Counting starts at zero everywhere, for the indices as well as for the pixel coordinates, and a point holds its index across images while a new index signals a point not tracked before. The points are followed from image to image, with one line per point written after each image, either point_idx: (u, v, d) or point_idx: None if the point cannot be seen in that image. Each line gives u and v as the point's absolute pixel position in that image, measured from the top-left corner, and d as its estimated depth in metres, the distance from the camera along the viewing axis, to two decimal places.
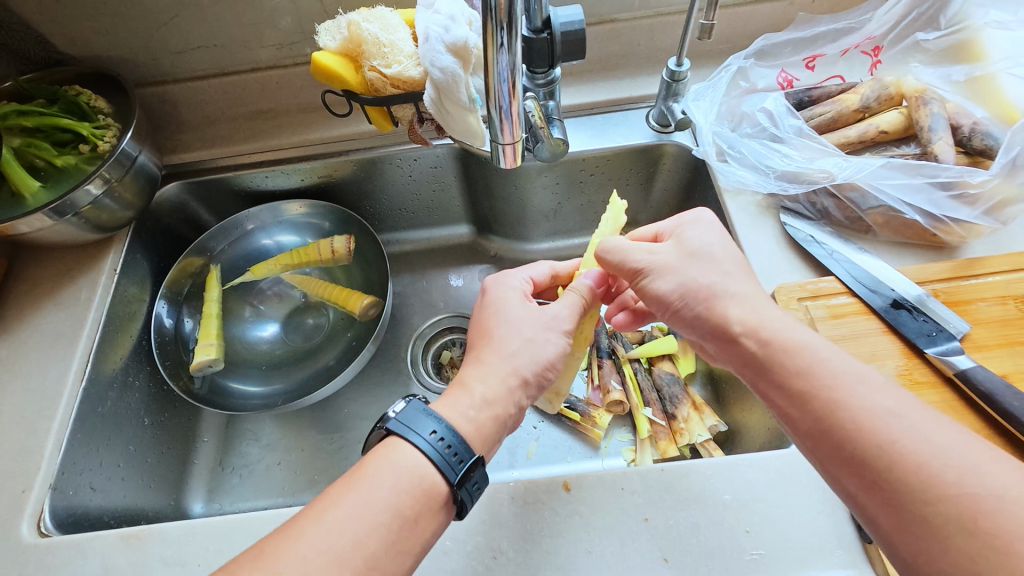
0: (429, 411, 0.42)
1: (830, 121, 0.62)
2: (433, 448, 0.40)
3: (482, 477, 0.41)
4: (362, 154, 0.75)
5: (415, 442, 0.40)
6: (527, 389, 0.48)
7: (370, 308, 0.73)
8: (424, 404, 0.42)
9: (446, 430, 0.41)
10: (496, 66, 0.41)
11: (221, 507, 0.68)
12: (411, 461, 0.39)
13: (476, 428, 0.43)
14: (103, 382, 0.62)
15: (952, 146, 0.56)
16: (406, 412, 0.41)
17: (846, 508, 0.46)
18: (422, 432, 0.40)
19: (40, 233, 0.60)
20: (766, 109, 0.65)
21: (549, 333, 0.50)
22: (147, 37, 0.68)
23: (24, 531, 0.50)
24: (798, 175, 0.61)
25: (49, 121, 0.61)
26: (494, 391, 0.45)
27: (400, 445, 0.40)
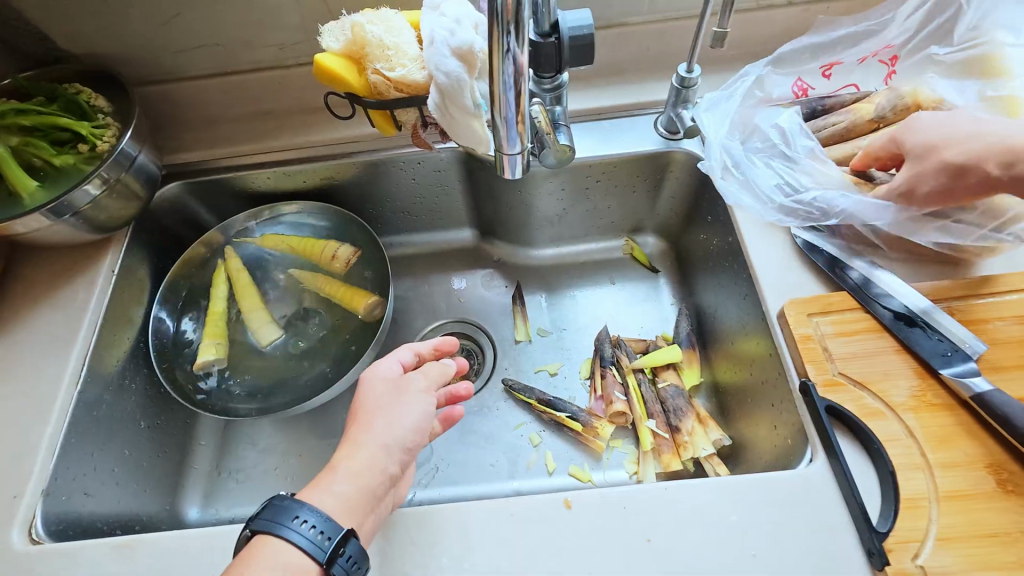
0: (297, 500, 0.41)
1: (841, 132, 0.61)
2: (308, 539, 0.39)
3: (361, 554, 0.41)
4: (365, 156, 0.74)
5: (289, 537, 0.39)
6: (398, 458, 0.46)
7: (375, 308, 0.72)
8: (287, 494, 0.41)
9: (318, 515, 0.40)
10: (502, 75, 0.39)
11: (217, 512, 0.67)
12: (288, 559, 0.39)
13: (344, 505, 0.42)
14: (98, 385, 0.61)
15: None
16: (278, 505, 0.41)
17: (855, 534, 0.44)
18: (294, 524, 0.40)
19: (37, 234, 0.59)
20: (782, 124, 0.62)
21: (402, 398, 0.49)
22: (149, 37, 0.67)
23: (15, 538, 0.50)
24: (795, 211, 0.59)
25: (47, 120, 0.60)
26: (358, 473, 0.44)
27: (273, 545, 0.39)
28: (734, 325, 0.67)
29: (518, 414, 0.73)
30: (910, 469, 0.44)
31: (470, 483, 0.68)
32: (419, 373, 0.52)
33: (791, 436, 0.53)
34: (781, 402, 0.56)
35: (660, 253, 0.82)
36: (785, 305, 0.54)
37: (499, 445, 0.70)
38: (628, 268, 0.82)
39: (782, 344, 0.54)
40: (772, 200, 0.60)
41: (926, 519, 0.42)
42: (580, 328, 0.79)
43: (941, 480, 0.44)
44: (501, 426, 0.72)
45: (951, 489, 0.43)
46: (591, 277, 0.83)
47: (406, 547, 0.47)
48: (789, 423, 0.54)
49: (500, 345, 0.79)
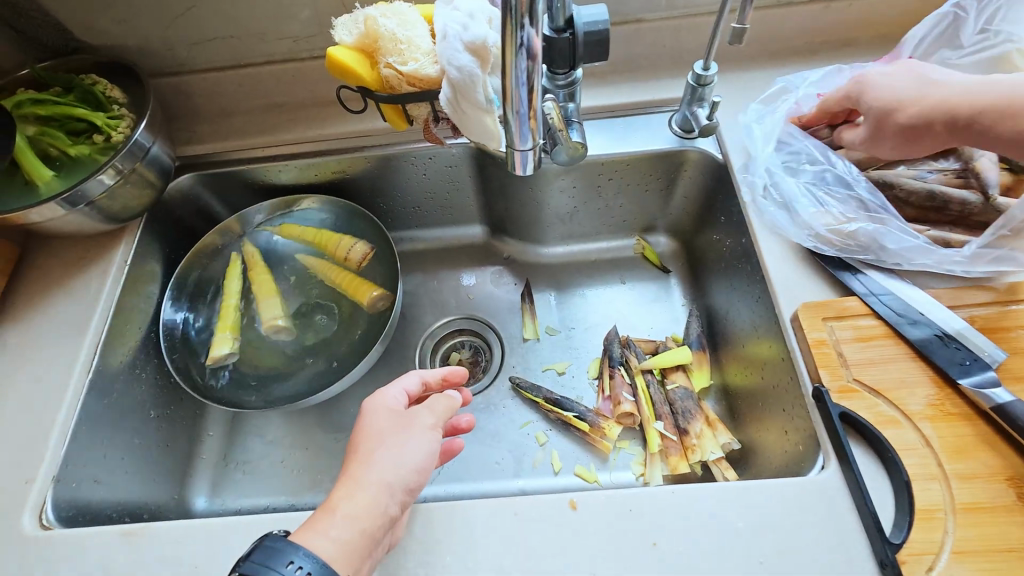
0: (289, 542, 0.38)
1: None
2: None
3: None
4: (376, 151, 0.73)
5: None
6: (401, 497, 0.43)
7: (379, 301, 0.72)
8: (280, 535, 0.39)
9: (312, 560, 0.37)
10: (515, 71, 0.39)
11: (223, 502, 0.67)
12: None
13: (341, 549, 0.40)
14: (109, 374, 0.62)
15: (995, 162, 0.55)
16: (270, 547, 0.38)
17: (867, 544, 0.43)
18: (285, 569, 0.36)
19: (52, 223, 0.60)
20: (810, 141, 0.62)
21: (406, 436, 0.46)
22: (165, 29, 0.67)
23: (26, 523, 0.51)
24: (833, 240, 0.56)
25: (63, 110, 0.60)
26: (357, 511, 0.41)
27: None
28: (746, 328, 0.66)
29: (524, 412, 0.72)
30: (925, 480, 0.43)
31: (475, 481, 0.68)
32: (427, 407, 0.49)
33: (802, 442, 0.52)
34: (792, 406, 0.55)
35: (672, 253, 0.81)
36: (799, 309, 0.53)
37: (505, 443, 0.70)
38: (639, 268, 0.82)
39: (795, 348, 0.53)
40: (811, 228, 0.57)
41: (942, 532, 0.41)
42: (589, 327, 0.78)
43: (957, 491, 0.43)
44: (507, 423, 0.72)
45: (968, 502, 0.42)
46: (601, 276, 0.82)
47: (409, 545, 0.47)
48: (801, 428, 0.53)
49: (508, 342, 0.79)
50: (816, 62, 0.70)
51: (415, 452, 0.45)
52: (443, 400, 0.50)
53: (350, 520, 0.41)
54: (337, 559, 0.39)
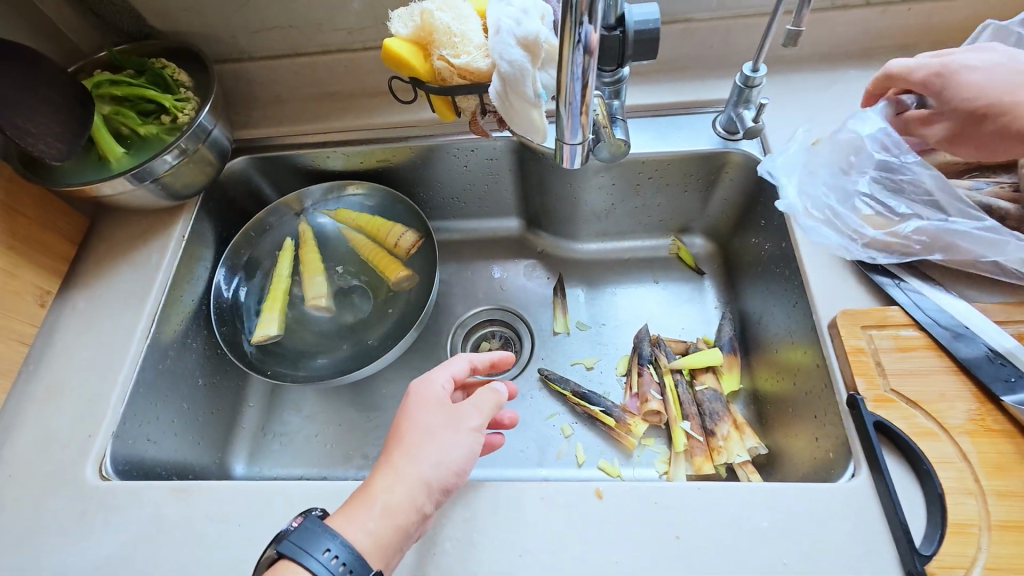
0: (328, 526, 0.42)
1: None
2: (327, 570, 0.40)
3: None
4: (421, 141, 0.75)
5: (310, 565, 0.40)
6: (435, 494, 0.45)
7: (403, 281, 0.75)
8: (320, 518, 0.42)
9: (346, 549, 0.41)
10: (570, 66, 0.40)
11: (261, 470, 0.71)
12: None
13: (376, 541, 0.42)
14: (164, 341, 0.66)
15: None
16: (309, 531, 0.41)
17: (896, 554, 0.43)
18: (319, 553, 0.40)
19: (121, 196, 0.64)
20: (881, 131, 0.57)
21: (450, 435, 0.47)
22: (231, 17, 0.71)
23: (87, 473, 0.55)
24: (889, 244, 0.55)
25: (136, 91, 0.64)
26: (394, 503, 0.44)
27: (294, 569, 0.40)
28: (780, 334, 0.65)
29: (552, 404, 0.74)
30: (960, 494, 0.43)
31: (500, 467, 0.69)
32: (474, 406, 0.50)
33: (832, 450, 0.52)
34: (824, 414, 0.54)
35: (707, 255, 0.81)
36: (837, 315, 0.52)
37: (531, 433, 0.72)
38: (673, 269, 0.82)
39: (831, 354, 0.52)
40: (862, 234, 0.56)
41: (975, 547, 0.41)
42: (620, 324, 0.79)
43: (994, 507, 0.42)
44: (534, 414, 0.73)
45: (1005, 519, 0.42)
46: (633, 275, 0.82)
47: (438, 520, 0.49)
48: (831, 436, 0.52)
49: (538, 335, 0.80)
50: (869, 69, 0.69)
51: (455, 455, 0.46)
52: (487, 398, 0.51)
53: (383, 515, 0.43)
54: (371, 548, 0.42)
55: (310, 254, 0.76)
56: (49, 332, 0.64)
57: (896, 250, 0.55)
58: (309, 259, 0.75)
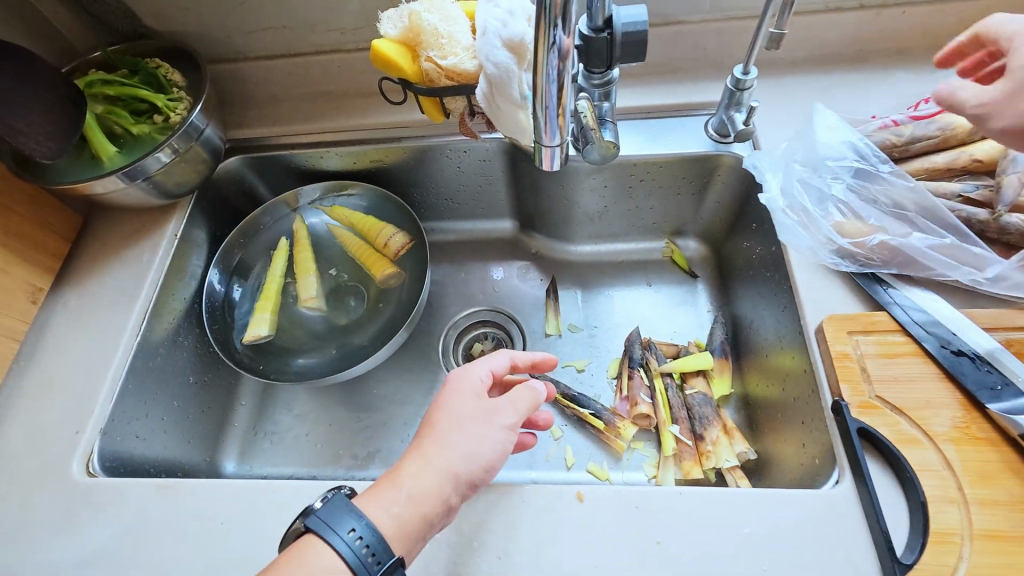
0: (353, 507, 0.42)
1: (935, 146, 0.59)
2: (349, 549, 0.40)
3: None
4: (414, 142, 0.76)
5: (333, 543, 0.40)
6: (460, 487, 0.45)
7: (391, 279, 0.75)
8: (347, 498, 0.42)
9: (370, 531, 0.41)
10: (545, 67, 0.40)
11: (251, 469, 0.71)
12: (327, 563, 0.39)
13: (399, 527, 0.42)
14: (155, 339, 0.66)
15: None
16: (335, 509, 0.41)
17: (878, 563, 0.42)
18: (343, 532, 0.40)
19: (114, 195, 0.64)
20: (847, 141, 0.61)
21: (486, 430, 0.47)
22: (225, 17, 0.71)
23: (74, 469, 0.56)
24: (856, 253, 0.55)
25: (129, 91, 0.65)
26: (420, 491, 0.43)
27: (318, 545, 0.40)
28: (771, 338, 0.65)
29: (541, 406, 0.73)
30: (943, 503, 0.42)
31: None
32: (510, 403, 0.49)
33: (818, 456, 0.51)
34: (811, 420, 0.54)
35: (700, 258, 0.81)
36: (824, 320, 0.52)
37: None
38: (666, 272, 0.81)
39: (817, 359, 0.52)
40: (836, 240, 0.56)
41: (957, 556, 0.41)
42: (612, 327, 0.78)
43: (977, 517, 0.42)
44: None
45: (987, 528, 0.41)
46: (626, 277, 0.82)
47: None
48: (818, 442, 0.52)
49: (530, 336, 0.80)
50: (863, 71, 0.69)
51: (491, 447, 0.46)
52: (525, 394, 0.51)
53: (408, 500, 0.43)
54: (393, 534, 0.42)
55: (303, 254, 0.76)
56: (41, 329, 0.65)
57: (861, 260, 0.55)
58: (302, 259, 0.76)
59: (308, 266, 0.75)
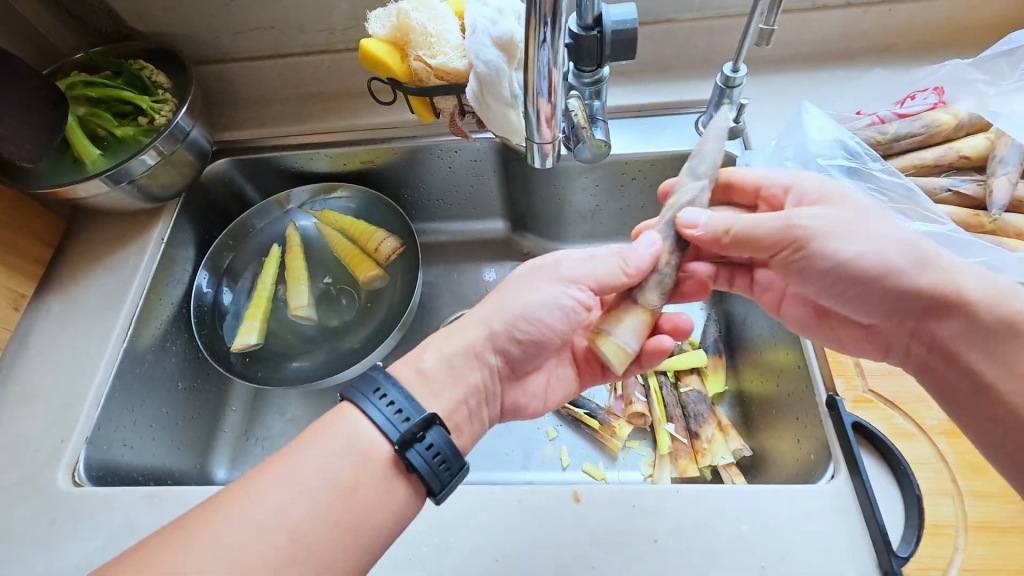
0: (383, 376, 0.44)
1: (920, 143, 0.59)
2: (384, 416, 0.41)
3: (447, 450, 0.41)
4: (404, 142, 0.75)
5: (367, 410, 0.42)
6: (496, 341, 0.49)
7: (375, 279, 0.74)
8: (379, 370, 0.44)
9: (400, 398, 0.42)
10: (536, 63, 0.40)
11: (242, 475, 0.70)
12: (363, 430, 0.41)
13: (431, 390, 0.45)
14: (143, 344, 0.65)
15: (1015, 182, 0.53)
16: (365, 378, 0.43)
17: (875, 556, 0.42)
18: (374, 400, 0.42)
19: (97, 199, 0.63)
20: (837, 140, 0.60)
21: (541, 284, 0.51)
22: (211, 18, 0.70)
23: (60, 478, 0.54)
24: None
25: (112, 93, 0.64)
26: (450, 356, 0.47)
27: (352, 414, 0.42)
28: (765, 335, 0.65)
29: None
30: (937, 495, 0.43)
31: (483, 471, 0.68)
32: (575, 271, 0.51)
33: (813, 451, 0.52)
34: (806, 415, 0.54)
35: None
36: (817, 317, 0.52)
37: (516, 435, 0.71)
38: None
39: (812, 355, 0.52)
40: None
41: (951, 548, 0.41)
42: None
43: (971, 508, 0.42)
44: None
45: (981, 520, 0.42)
46: None
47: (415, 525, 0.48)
48: (813, 437, 0.52)
49: None
50: (852, 69, 0.69)
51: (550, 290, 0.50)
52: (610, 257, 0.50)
53: (446, 373, 0.46)
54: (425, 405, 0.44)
55: (295, 260, 0.75)
56: (23, 337, 0.63)
57: None
58: (293, 267, 0.75)
59: (299, 273, 0.74)
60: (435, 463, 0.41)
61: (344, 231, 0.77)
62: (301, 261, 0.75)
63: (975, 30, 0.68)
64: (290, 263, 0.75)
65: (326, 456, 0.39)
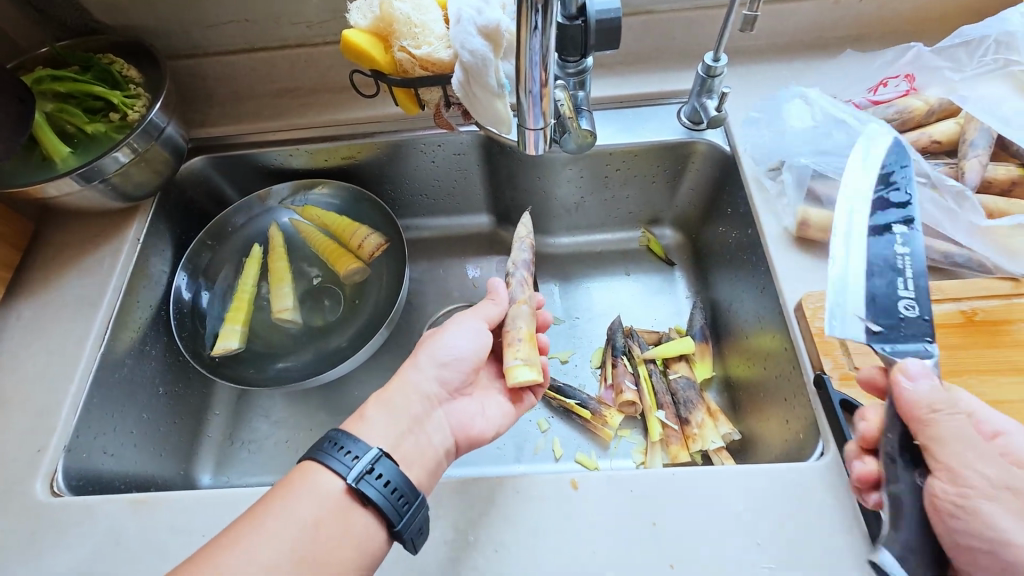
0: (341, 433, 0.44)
1: (894, 128, 0.61)
2: (348, 467, 0.42)
3: (406, 488, 0.42)
4: (386, 137, 0.74)
5: (331, 465, 0.42)
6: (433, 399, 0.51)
7: (356, 274, 0.73)
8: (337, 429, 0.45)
9: (360, 447, 0.44)
10: (528, 50, 0.40)
11: (228, 480, 0.68)
12: (328, 482, 0.42)
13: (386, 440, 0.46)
14: (122, 349, 0.63)
15: (984, 164, 0.56)
16: (325, 437, 0.44)
17: (865, 528, 0.44)
18: (337, 454, 0.43)
19: (68, 198, 0.61)
20: (816, 128, 0.62)
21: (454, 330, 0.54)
22: (183, 11, 0.68)
23: (37, 489, 0.52)
24: None
25: (81, 88, 0.61)
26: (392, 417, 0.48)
27: (315, 472, 0.42)
28: (750, 320, 0.66)
29: None
30: None
31: (476, 466, 0.68)
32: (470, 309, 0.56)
33: (802, 430, 0.53)
34: (794, 396, 0.55)
35: (676, 245, 0.82)
36: (802, 299, 0.53)
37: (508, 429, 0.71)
38: (643, 260, 0.82)
39: (798, 336, 0.53)
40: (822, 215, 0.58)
41: None
42: (594, 317, 0.79)
43: None
44: None
45: None
46: (605, 267, 0.83)
47: None
48: (801, 417, 0.53)
49: None
50: (826, 58, 0.71)
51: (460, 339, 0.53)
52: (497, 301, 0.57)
53: (389, 420, 0.48)
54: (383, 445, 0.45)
55: (279, 261, 0.74)
56: None
57: None
58: (279, 268, 0.73)
59: (284, 274, 0.73)
60: (394, 497, 0.42)
61: (326, 228, 0.75)
62: (286, 262, 0.74)
63: (942, 19, 0.71)
64: (274, 263, 0.73)
65: (294, 507, 0.40)
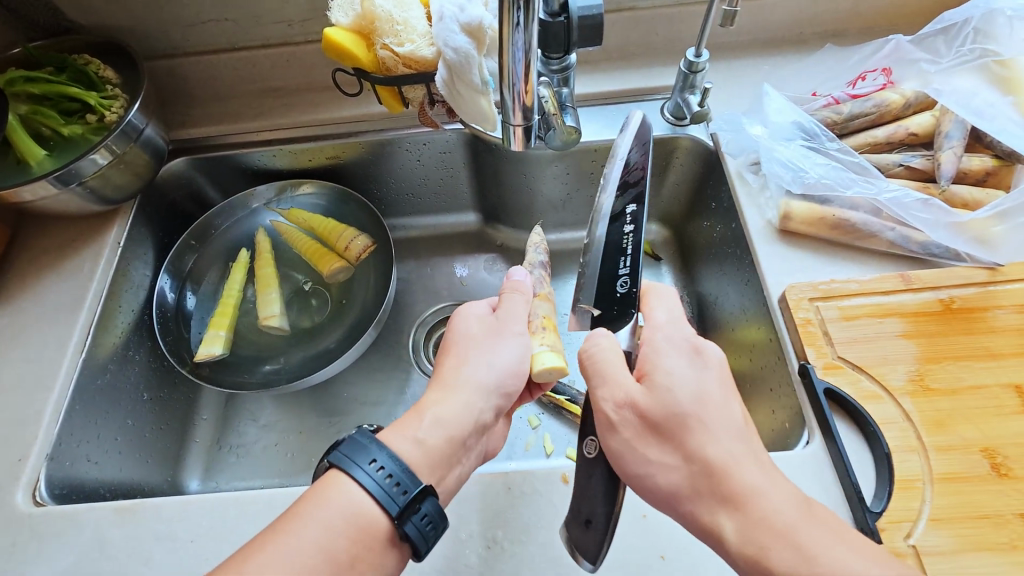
0: (376, 441, 0.41)
1: (873, 121, 0.62)
2: (376, 484, 0.39)
3: (436, 515, 0.39)
4: (371, 136, 0.74)
5: (359, 479, 0.39)
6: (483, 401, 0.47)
7: (339, 273, 0.73)
8: (369, 432, 0.41)
9: (393, 463, 0.40)
10: (511, 47, 0.40)
11: (217, 485, 0.67)
12: (356, 498, 0.38)
13: (424, 453, 0.43)
14: (104, 355, 0.62)
15: (959, 156, 0.57)
16: (355, 442, 0.40)
17: (850, 513, 0.44)
18: (368, 467, 0.39)
19: (44, 202, 0.60)
20: (795, 122, 0.63)
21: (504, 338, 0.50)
22: (160, 10, 0.67)
23: (19, 499, 0.51)
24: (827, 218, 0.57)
25: (57, 89, 0.60)
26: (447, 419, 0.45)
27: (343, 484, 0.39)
28: (735, 313, 0.66)
29: None
30: (904, 452, 0.45)
31: None
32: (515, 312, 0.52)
33: (788, 419, 0.53)
34: (779, 385, 0.56)
35: (663, 241, 0.81)
36: (786, 290, 0.54)
37: None
38: None
39: (782, 328, 0.54)
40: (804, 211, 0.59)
41: (919, 500, 0.43)
42: None
43: (935, 462, 0.45)
44: None
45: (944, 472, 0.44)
46: None
47: None
48: (786, 406, 0.54)
49: None
50: (806, 54, 0.72)
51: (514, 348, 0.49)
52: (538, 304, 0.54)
53: (443, 434, 0.44)
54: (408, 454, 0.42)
55: (263, 265, 0.73)
56: None
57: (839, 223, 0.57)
58: (263, 272, 0.72)
59: (269, 278, 0.72)
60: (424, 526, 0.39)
61: (311, 229, 0.75)
62: (269, 266, 0.73)
63: (916, 14, 0.72)
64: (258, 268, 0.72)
65: (314, 523, 0.37)
